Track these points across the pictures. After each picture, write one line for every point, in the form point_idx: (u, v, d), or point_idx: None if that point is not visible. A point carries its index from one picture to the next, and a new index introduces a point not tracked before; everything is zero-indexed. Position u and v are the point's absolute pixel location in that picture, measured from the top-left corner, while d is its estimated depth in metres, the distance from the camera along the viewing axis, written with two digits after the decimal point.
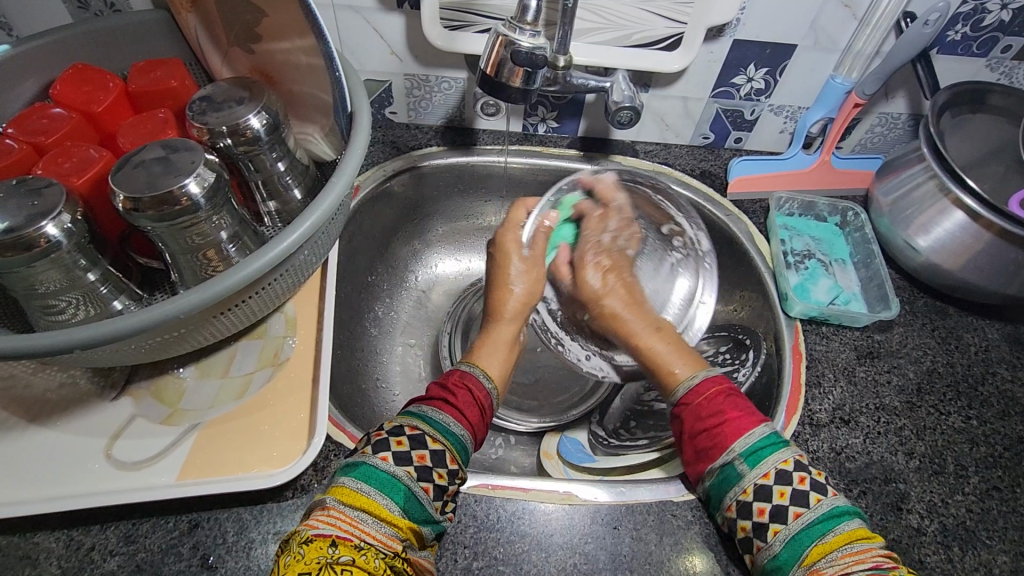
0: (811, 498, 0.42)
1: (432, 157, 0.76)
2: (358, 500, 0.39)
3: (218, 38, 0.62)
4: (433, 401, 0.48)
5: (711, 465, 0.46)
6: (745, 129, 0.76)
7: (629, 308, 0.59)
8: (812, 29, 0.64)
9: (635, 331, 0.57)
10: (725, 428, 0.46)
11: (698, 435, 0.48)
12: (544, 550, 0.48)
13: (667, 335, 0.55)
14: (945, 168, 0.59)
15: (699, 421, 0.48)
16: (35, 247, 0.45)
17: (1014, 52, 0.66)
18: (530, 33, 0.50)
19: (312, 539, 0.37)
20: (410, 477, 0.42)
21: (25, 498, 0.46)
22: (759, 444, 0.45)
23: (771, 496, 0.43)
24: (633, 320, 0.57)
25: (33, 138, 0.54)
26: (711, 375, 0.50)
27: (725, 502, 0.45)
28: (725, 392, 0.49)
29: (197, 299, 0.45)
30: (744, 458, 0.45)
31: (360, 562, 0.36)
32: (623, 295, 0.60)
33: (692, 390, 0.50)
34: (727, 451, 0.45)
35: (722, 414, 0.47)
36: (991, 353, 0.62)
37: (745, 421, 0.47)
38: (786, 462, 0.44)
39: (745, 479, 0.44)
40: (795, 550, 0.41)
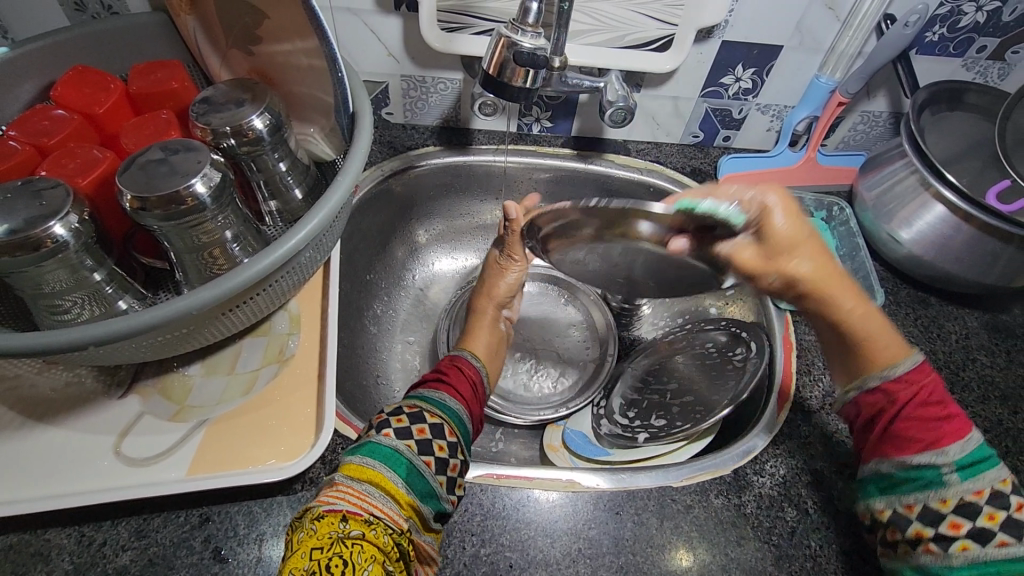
0: (995, 535, 0.41)
1: (429, 157, 0.77)
2: (365, 474, 0.41)
3: (217, 40, 0.62)
4: (430, 380, 0.51)
5: (901, 459, 0.45)
6: (734, 128, 0.79)
7: (835, 291, 0.47)
8: (797, 31, 0.67)
9: (845, 312, 0.47)
10: (944, 426, 0.45)
11: (887, 425, 0.47)
12: (549, 536, 0.49)
13: (870, 321, 0.48)
14: (926, 163, 0.62)
15: (919, 406, 0.46)
16: (42, 248, 0.46)
17: (988, 52, 0.69)
18: (532, 34, 0.51)
19: (325, 514, 0.38)
20: (411, 450, 0.43)
21: (33, 496, 0.46)
22: (975, 459, 0.43)
23: (941, 522, 0.42)
24: (843, 297, 0.47)
25: (35, 140, 0.54)
26: (919, 363, 0.47)
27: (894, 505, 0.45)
28: (932, 387, 0.47)
29: (208, 295, 0.46)
30: (958, 469, 0.43)
31: (370, 536, 0.37)
32: (824, 275, 0.46)
33: (903, 376, 0.47)
34: (941, 453, 0.44)
35: (942, 411, 0.45)
36: (972, 339, 0.65)
37: (959, 423, 0.45)
38: (1004, 484, 0.42)
39: (947, 491, 0.43)
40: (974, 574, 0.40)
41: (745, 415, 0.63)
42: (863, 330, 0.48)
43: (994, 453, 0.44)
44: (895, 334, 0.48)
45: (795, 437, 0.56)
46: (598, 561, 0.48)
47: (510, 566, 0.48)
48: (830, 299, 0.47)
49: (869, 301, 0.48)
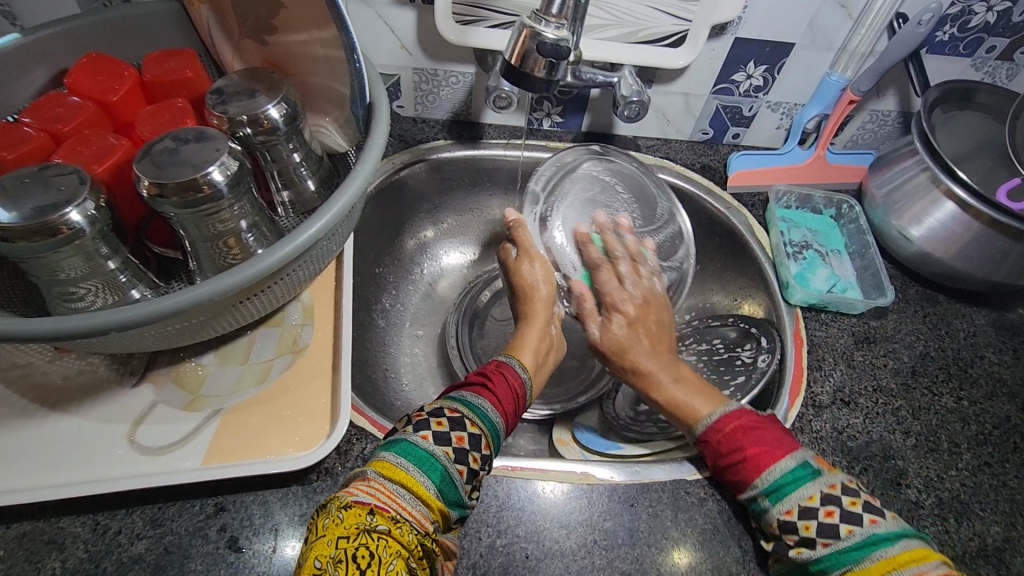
0: (841, 529, 0.43)
1: (440, 150, 0.77)
2: (397, 475, 0.40)
3: (230, 30, 0.62)
4: (474, 387, 0.49)
5: (743, 494, 0.48)
6: (744, 125, 0.79)
7: (649, 357, 0.57)
8: (809, 29, 0.67)
9: (655, 381, 0.55)
10: (746, 465, 0.47)
11: (723, 469, 0.49)
12: (564, 528, 0.49)
13: (686, 382, 0.55)
14: (938, 162, 0.63)
15: (722, 456, 0.49)
16: (58, 234, 0.46)
17: (997, 52, 0.70)
18: (555, 25, 0.51)
19: (353, 505, 0.38)
20: (448, 457, 0.43)
21: (47, 483, 0.46)
22: (781, 482, 0.45)
23: (797, 529, 0.44)
24: (650, 363, 0.56)
25: (50, 126, 0.54)
26: (733, 410, 0.50)
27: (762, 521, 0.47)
28: (748, 427, 0.49)
29: (228, 283, 0.46)
30: (766, 495, 0.46)
31: (396, 533, 0.38)
32: (643, 345, 0.57)
33: (713, 424, 0.50)
34: (751, 486, 0.47)
35: (744, 451, 0.48)
36: (980, 337, 0.66)
37: (767, 458, 0.47)
38: (812, 498, 0.44)
39: (769, 515, 0.46)
40: (840, 560, 0.42)
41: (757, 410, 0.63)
42: (671, 390, 0.54)
43: (809, 468, 0.46)
44: (709, 392, 0.54)
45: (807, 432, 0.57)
46: (614, 553, 0.49)
47: (525, 557, 0.48)
48: (633, 349, 0.57)
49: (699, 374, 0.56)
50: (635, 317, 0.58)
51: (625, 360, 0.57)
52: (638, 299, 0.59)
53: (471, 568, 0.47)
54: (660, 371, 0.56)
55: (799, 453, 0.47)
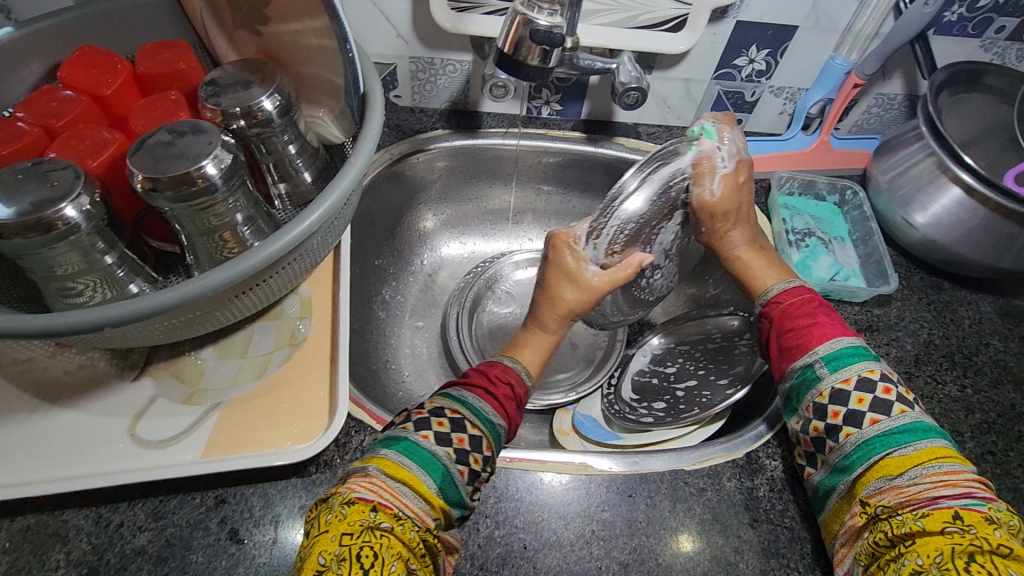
0: (895, 407, 0.44)
1: (439, 140, 0.76)
2: (399, 473, 0.40)
3: (224, 20, 0.61)
4: (478, 390, 0.48)
5: (793, 366, 0.49)
6: (746, 111, 0.78)
7: (738, 229, 0.59)
8: (813, 11, 0.66)
9: (733, 249, 0.59)
10: (811, 330, 0.49)
11: (784, 334, 0.51)
12: (562, 518, 0.50)
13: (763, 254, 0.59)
14: (944, 147, 0.61)
15: (788, 322, 0.51)
16: (53, 229, 0.45)
17: (1006, 32, 0.68)
18: (548, 11, 0.51)
19: (355, 501, 0.38)
20: (449, 457, 0.42)
21: (49, 477, 0.47)
22: (844, 352, 0.47)
23: (848, 401, 0.45)
24: (736, 233, 0.59)
25: (44, 121, 0.53)
26: (798, 287, 0.53)
27: (804, 404, 0.48)
28: (811, 302, 0.52)
29: (220, 278, 0.46)
30: (824, 363, 0.47)
31: (399, 532, 0.38)
32: (738, 211, 0.58)
33: (775, 298, 0.53)
34: (811, 352, 0.48)
35: (813, 319, 0.50)
36: (985, 324, 0.65)
37: (833, 328, 0.49)
38: (871, 372, 0.46)
39: (823, 382, 0.47)
40: (865, 454, 0.43)
41: (758, 398, 0.63)
42: (749, 264, 0.59)
43: (869, 351, 0.48)
44: (779, 268, 0.58)
45: None
46: (612, 543, 0.49)
47: (523, 548, 0.48)
48: (737, 249, 0.59)
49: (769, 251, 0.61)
50: (744, 179, 0.57)
51: (714, 222, 0.57)
52: (733, 182, 0.56)
53: (470, 559, 0.47)
54: (744, 242, 0.59)
55: (863, 340, 0.49)
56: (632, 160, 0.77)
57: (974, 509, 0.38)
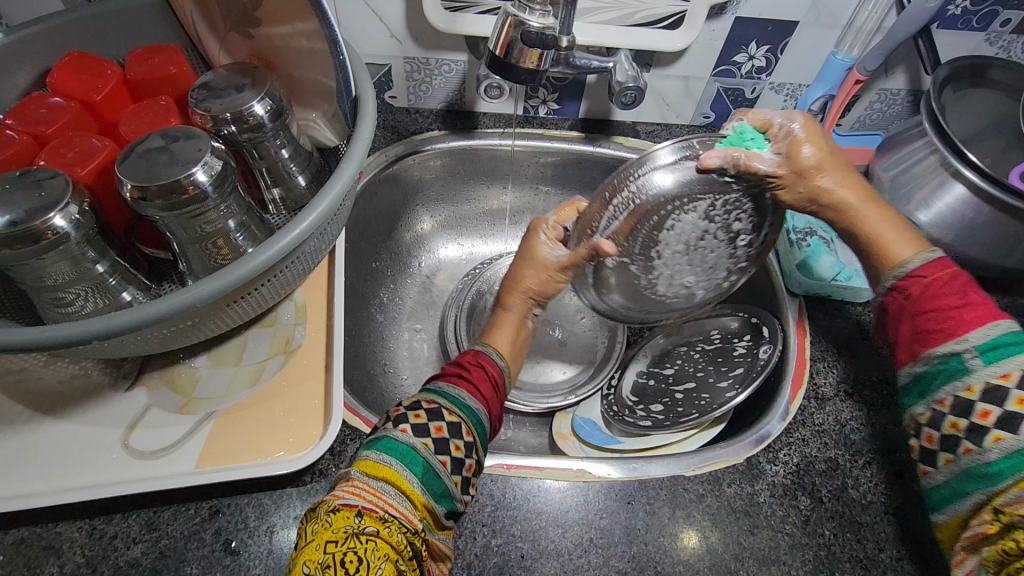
0: (1010, 398, 0.40)
1: (435, 141, 0.75)
2: (381, 471, 0.40)
3: (215, 23, 0.60)
4: (469, 389, 0.47)
5: (929, 351, 0.45)
6: (746, 108, 0.77)
7: (833, 177, 0.51)
8: (813, 6, 0.64)
9: (863, 216, 0.51)
10: (965, 312, 0.44)
11: (920, 317, 0.46)
12: (561, 526, 0.49)
13: (886, 214, 0.51)
14: (947, 143, 0.60)
15: (925, 302, 0.46)
16: (42, 239, 0.45)
17: (1012, 26, 0.67)
18: (541, 12, 0.49)
19: (340, 509, 0.38)
20: (427, 449, 0.42)
21: (43, 489, 0.46)
22: (1004, 341, 0.42)
23: (1007, 402, 0.40)
24: (833, 178, 0.51)
25: (33, 129, 0.53)
26: (937, 259, 0.47)
27: (938, 395, 0.44)
28: (951, 276, 0.46)
29: (212, 287, 0.45)
30: (979, 353, 0.42)
31: (385, 534, 0.37)
32: (834, 163, 0.51)
33: (914, 274, 0.47)
34: (959, 339, 0.44)
35: (959, 300, 0.45)
36: None
37: (987, 311, 0.44)
38: None
39: (975, 375, 0.42)
40: (1016, 464, 0.39)
41: (757, 400, 0.63)
42: (865, 227, 0.51)
43: None
44: (907, 227, 0.51)
45: (809, 425, 0.56)
46: (611, 551, 0.48)
47: (521, 557, 0.47)
48: (846, 204, 0.52)
49: (884, 206, 0.52)
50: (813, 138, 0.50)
51: (807, 181, 0.50)
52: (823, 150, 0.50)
53: (466, 568, 0.47)
54: (854, 199, 0.51)
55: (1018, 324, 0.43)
56: (630, 160, 0.76)
57: None
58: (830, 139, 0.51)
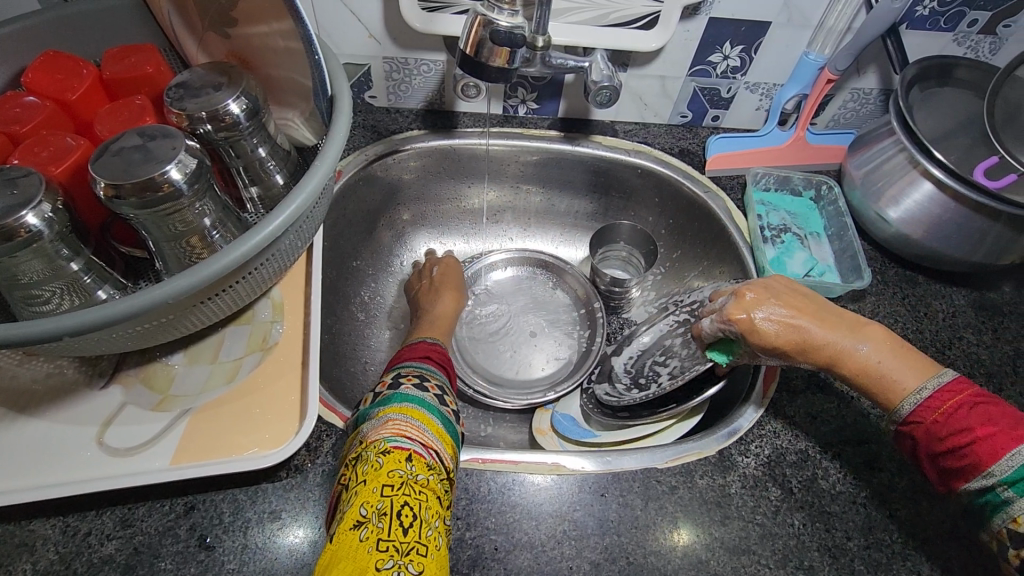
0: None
1: (414, 141, 0.76)
2: (416, 418, 0.44)
3: (192, 22, 0.61)
4: (416, 356, 0.53)
5: (966, 485, 0.43)
6: (722, 107, 0.78)
7: (814, 323, 0.49)
8: (785, 7, 0.66)
9: (840, 351, 0.48)
10: (976, 446, 0.42)
11: (938, 456, 0.44)
12: (534, 519, 0.50)
13: (880, 347, 0.48)
14: (914, 141, 0.61)
15: (939, 440, 0.44)
16: (15, 237, 0.45)
17: (979, 26, 0.68)
18: (509, 12, 0.51)
19: (392, 451, 0.40)
20: (436, 400, 0.47)
21: (17, 487, 0.46)
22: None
23: None
24: (818, 331, 0.49)
25: (7, 128, 0.53)
26: (948, 381, 0.45)
27: (995, 526, 0.42)
28: (972, 400, 0.43)
29: (184, 284, 0.46)
30: (1008, 485, 0.41)
31: (433, 479, 0.41)
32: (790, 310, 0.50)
33: (923, 404, 0.45)
34: (986, 475, 0.41)
35: (971, 432, 0.42)
36: (958, 318, 0.65)
37: (1005, 439, 0.41)
38: None
39: (1013, 508, 0.40)
40: None
41: (733, 394, 0.64)
42: (861, 357, 0.48)
43: None
44: (919, 359, 0.47)
45: (780, 417, 0.57)
46: (583, 543, 0.49)
47: (495, 549, 0.48)
48: (835, 347, 0.48)
49: (894, 334, 0.48)
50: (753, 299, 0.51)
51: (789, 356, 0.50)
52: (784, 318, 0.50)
53: None
54: (835, 339, 0.49)
55: None
56: (608, 159, 0.77)
57: None
58: (823, 302, 0.51)
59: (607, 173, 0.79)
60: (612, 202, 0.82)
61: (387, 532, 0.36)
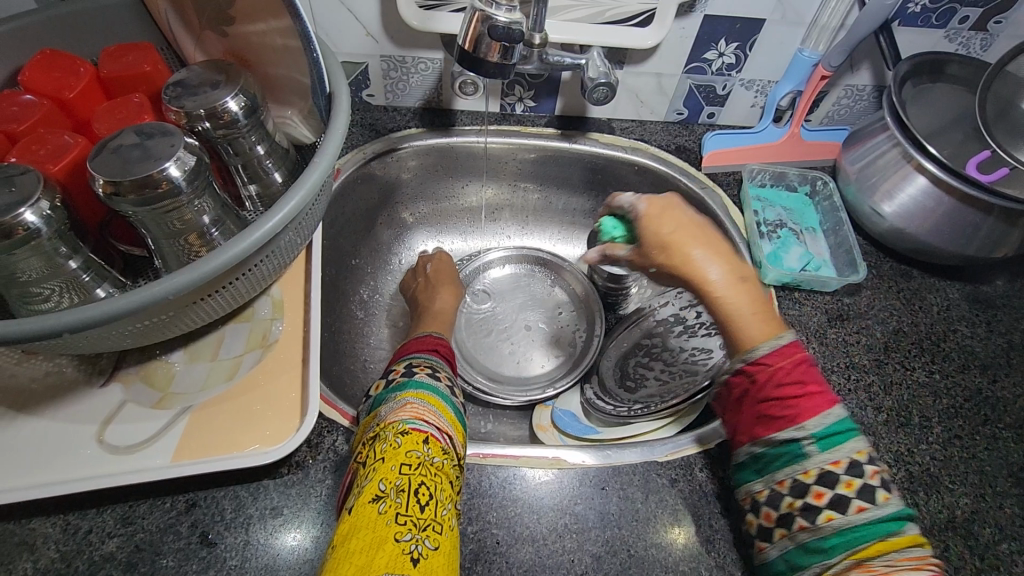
0: (842, 481, 0.40)
1: (412, 139, 0.76)
2: (433, 403, 0.45)
3: (190, 21, 0.61)
4: (425, 348, 0.53)
5: (769, 436, 0.43)
6: (718, 104, 0.78)
7: (701, 247, 0.46)
8: (779, 5, 0.66)
9: (705, 279, 0.45)
10: (804, 401, 0.42)
11: (760, 408, 0.43)
12: (536, 513, 0.50)
13: (747, 288, 0.46)
14: (907, 136, 0.62)
15: (776, 387, 0.42)
16: (14, 235, 0.45)
17: (970, 23, 0.69)
18: (506, 7, 0.51)
19: (410, 432, 0.41)
20: (449, 390, 0.48)
21: (17, 485, 0.46)
22: (837, 429, 0.41)
23: (836, 484, 0.40)
24: (702, 254, 0.46)
25: (4, 127, 0.53)
26: (790, 343, 0.43)
27: (777, 477, 0.42)
28: (799, 362, 0.43)
29: (183, 280, 0.45)
30: (815, 440, 0.41)
31: (447, 463, 0.41)
32: (694, 235, 0.47)
33: (761, 359, 0.43)
34: (800, 428, 0.41)
35: (803, 386, 0.42)
36: (953, 311, 0.66)
37: (825, 399, 0.42)
38: (860, 454, 0.41)
39: (810, 461, 0.41)
40: (849, 540, 0.39)
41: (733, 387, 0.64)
42: (714, 287, 0.45)
43: (854, 423, 0.42)
44: (765, 310, 0.45)
45: None
46: (584, 536, 0.49)
47: (497, 543, 0.48)
48: (687, 267, 0.46)
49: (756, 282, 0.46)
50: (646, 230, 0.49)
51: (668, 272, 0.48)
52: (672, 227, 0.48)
53: None
54: (716, 276, 0.45)
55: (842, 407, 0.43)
56: (605, 156, 0.78)
57: None
58: (706, 228, 0.48)
59: (605, 171, 0.79)
60: (610, 199, 0.83)
61: (405, 508, 0.37)
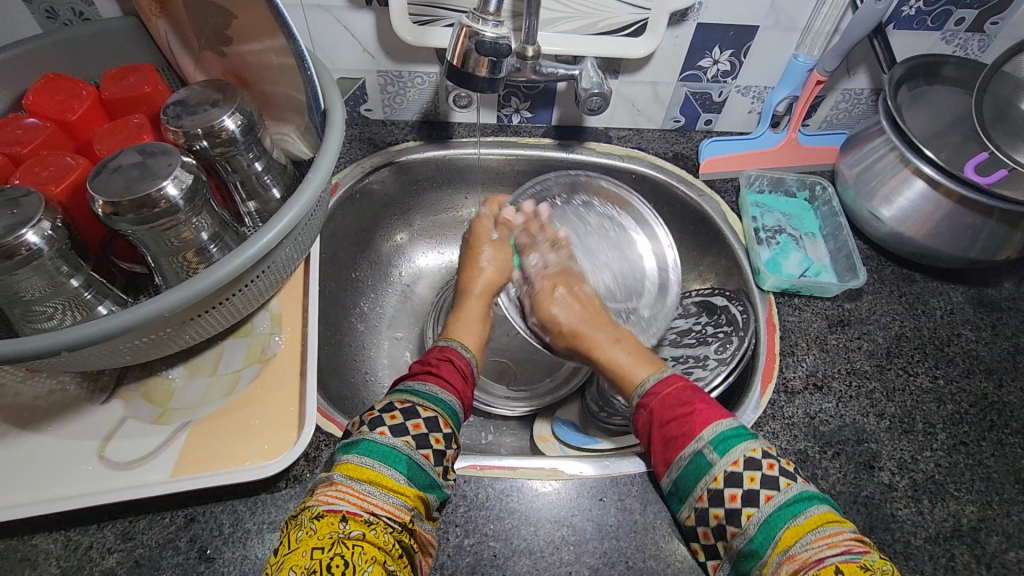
0: (744, 478, 0.44)
1: (409, 152, 0.76)
2: (364, 474, 0.41)
3: (189, 42, 0.62)
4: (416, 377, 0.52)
5: (679, 456, 0.47)
6: (715, 111, 0.78)
7: (590, 326, 0.61)
8: (771, 11, 0.66)
9: (597, 343, 0.60)
10: (693, 416, 0.48)
11: (664, 430, 0.48)
12: (533, 525, 0.50)
13: (627, 345, 0.58)
14: (904, 140, 0.62)
15: (667, 411, 0.49)
16: (15, 255, 0.46)
17: (967, 24, 0.68)
18: (493, 23, 0.51)
19: (324, 515, 0.39)
20: (410, 446, 0.44)
21: (19, 502, 0.47)
22: (727, 434, 0.46)
23: (742, 482, 0.44)
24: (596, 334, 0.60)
25: (9, 149, 0.54)
26: (667, 376, 0.52)
27: (695, 493, 0.46)
28: (684, 387, 0.51)
29: (179, 296, 0.46)
30: (710, 446, 0.46)
31: (371, 536, 0.39)
32: (582, 314, 0.62)
33: (651, 390, 0.52)
34: (697, 438, 0.46)
35: (690, 406, 0.49)
36: (957, 315, 0.65)
37: (711, 412, 0.48)
38: (754, 451, 0.45)
39: (714, 468, 0.45)
40: (768, 533, 0.41)
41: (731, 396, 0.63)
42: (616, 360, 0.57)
43: (750, 429, 0.47)
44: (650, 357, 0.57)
45: (778, 418, 0.57)
46: (582, 548, 0.49)
47: (494, 556, 0.48)
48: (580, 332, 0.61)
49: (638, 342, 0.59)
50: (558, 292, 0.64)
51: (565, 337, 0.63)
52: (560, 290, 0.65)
53: (439, 569, 0.47)
54: (603, 341, 0.59)
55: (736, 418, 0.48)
56: (602, 165, 0.78)
57: (853, 560, 0.38)
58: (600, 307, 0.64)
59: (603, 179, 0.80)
60: None
61: None
